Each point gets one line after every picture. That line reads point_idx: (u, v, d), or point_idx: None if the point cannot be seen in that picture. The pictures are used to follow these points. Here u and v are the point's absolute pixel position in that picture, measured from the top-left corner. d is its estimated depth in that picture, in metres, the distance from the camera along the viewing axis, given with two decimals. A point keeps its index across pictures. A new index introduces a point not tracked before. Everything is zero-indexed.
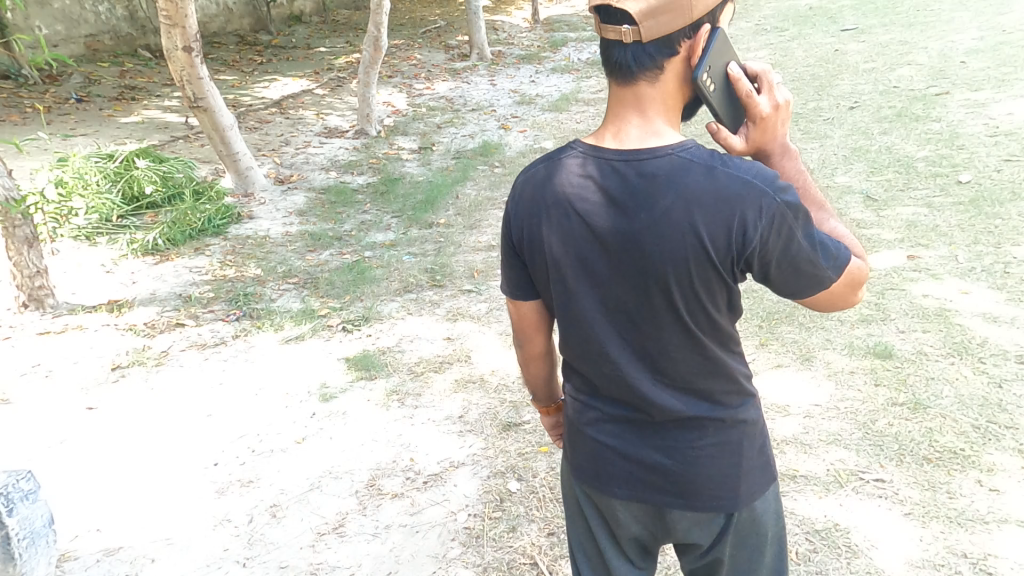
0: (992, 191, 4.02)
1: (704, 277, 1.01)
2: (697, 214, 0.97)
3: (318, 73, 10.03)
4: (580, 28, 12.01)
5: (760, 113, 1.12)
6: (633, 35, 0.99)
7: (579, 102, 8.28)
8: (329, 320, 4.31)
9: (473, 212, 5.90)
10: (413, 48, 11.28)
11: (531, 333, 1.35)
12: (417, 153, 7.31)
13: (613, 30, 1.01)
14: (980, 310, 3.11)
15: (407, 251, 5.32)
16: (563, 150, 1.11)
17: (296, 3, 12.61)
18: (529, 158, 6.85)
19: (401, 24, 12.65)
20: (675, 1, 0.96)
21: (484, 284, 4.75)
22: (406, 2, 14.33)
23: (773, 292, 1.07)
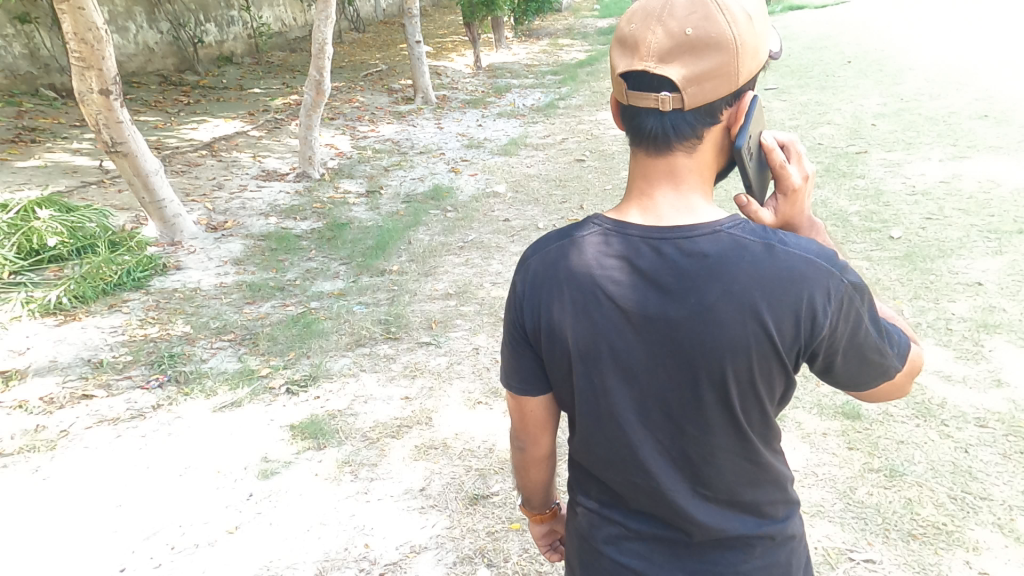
0: (921, 248, 4.34)
1: (755, 356, 1.08)
2: (755, 296, 1.05)
3: (254, 114, 9.64)
4: (522, 75, 12.36)
5: (791, 186, 1.28)
6: (671, 102, 1.09)
7: (527, 146, 8.38)
8: (270, 381, 3.88)
9: (427, 259, 5.68)
10: (355, 90, 11.16)
11: (538, 434, 1.35)
12: (365, 196, 7.05)
13: (647, 96, 1.10)
14: (933, 367, 3.23)
15: (357, 300, 5.01)
16: (587, 229, 1.18)
17: (227, 43, 12.25)
18: (482, 203, 6.76)
19: (341, 68, 12.57)
20: (716, 70, 1.07)
21: (442, 336, 4.52)
22: (346, 46, 14.30)
23: (840, 380, 1.16)
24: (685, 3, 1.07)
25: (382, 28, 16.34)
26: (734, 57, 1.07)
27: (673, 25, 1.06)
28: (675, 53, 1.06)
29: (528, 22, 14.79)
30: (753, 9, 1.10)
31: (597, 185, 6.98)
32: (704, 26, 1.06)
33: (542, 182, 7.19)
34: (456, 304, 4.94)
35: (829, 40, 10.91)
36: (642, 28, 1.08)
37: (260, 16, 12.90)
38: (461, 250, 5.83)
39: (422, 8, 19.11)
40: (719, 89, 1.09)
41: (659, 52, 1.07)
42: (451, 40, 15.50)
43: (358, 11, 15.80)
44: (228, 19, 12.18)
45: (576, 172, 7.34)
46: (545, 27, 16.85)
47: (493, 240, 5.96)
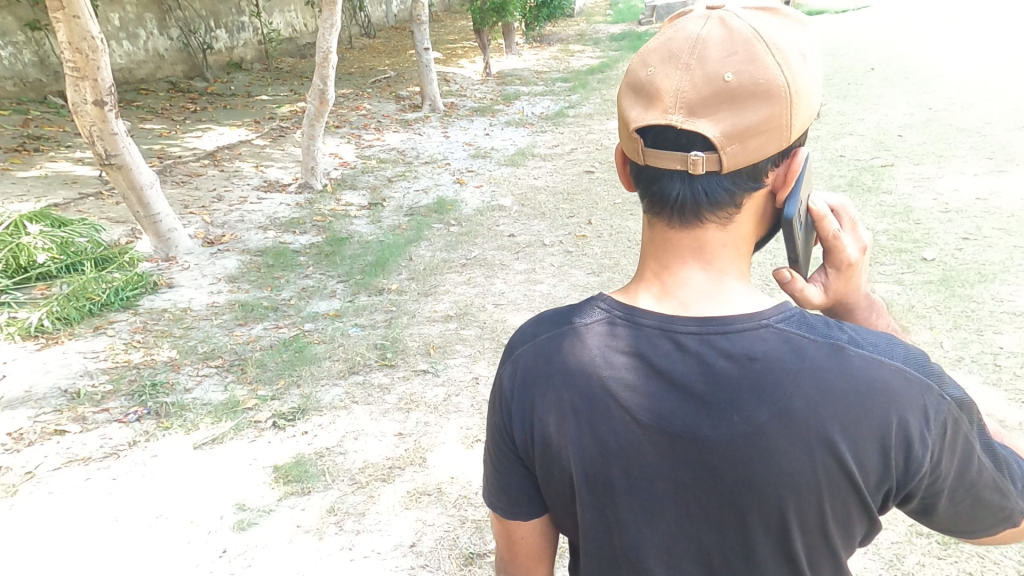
0: (959, 271, 4.01)
1: (827, 499, 0.79)
2: (827, 419, 0.76)
3: (259, 122, 9.48)
4: (532, 81, 12.11)
5: (845, 260, 1.00)
6: (704, 164, 0.85)
7: (535, 157, 8.11)
8: (256, 414, 3.64)
9: (429, 277, 5.45)
10: (362, 98, 10.99)
11: (531, 565, 1.08)
12: (368, 209, 6.83)
13: (672, 156, 0.87)
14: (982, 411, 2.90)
15: (354, 322, 4.79)
16: (587, 313, 0.90)
17: (237, 49, 12.15)
18: (487, 217, 6.52)
19: (349, 74, 12.47)
20: (764, 124, 0.84)
21: (441, 363, 4.27)
22: (356, 52, 14.15)
23: (940, 522, 0.88)
24: (721, 41, 0.84)
25: (393, 34, 16.19)
26: (788, 109, 0.85)
27: (706, 68, 0.84)
28: (709, 105, 0.84)
29: (540, 28, 14.57)
30: (806, 48, 0.89)
31: (606, 198, 6.69)
32: (749, 69, 0.83)
33: (550, 195, 6.92)
34: (457, 327, 4.69)
35: (850, 45, 10.52)
36: (663, 72, 0.86)
37: (271, 22, 12.77)
38: (464, 267, 5.58)
39: (434, 14, 18.97)
40: (767, 147, 0.86)
41: (689, 103, 0.84)
42: (461, 45, 15.30)
43: (369, 17, 15.66)
44: (238, 26, 12.08)
45: (585, 185, 7.07)
46: (556, 33, 16.59)
47: (497, 257, 5.70)
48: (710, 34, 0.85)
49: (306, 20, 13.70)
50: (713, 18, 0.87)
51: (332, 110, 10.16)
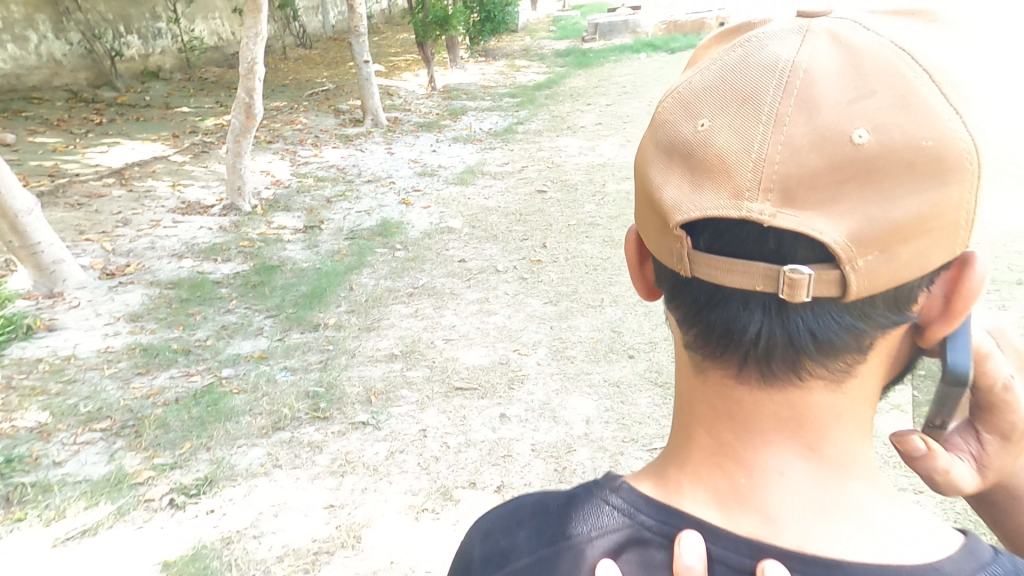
0: None
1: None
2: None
3: (177, 136, 8.61)
4: (479, 96, 11.79)
5: (1010, 432, 1.12)
6: (811, 283, 0.81)
7: (485, 175, 7.75)
8: (149, 489, 3.02)
9: (372, 309, 4.91)
10: (297, 111, 10.29)
11: None
12: (303, 232, 6.19)
13: (758, 268, 0.81)
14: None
15: (282, 366, 4.17)
16: (591, 520, 0.90)
17: (153, 58, 11.18)
18: (436, 240, 6.05)
19: (282, 86, 11.75)
20: (894, 234, 0.80)
21: (383, 413, 3.75)
22: (290, 63, 13.41)
23: None
24: (842, 87, 0.81)
25: (331, 45, 15.47)
26: (940, 192, 0.81)
27: (822, 119, 0.80)
28: (828, 203, 0.80)
29: (484, 43, 14.35)
30: (946, 70, 0.83)
31: (561, 219, 6.38)
32: (882, 127, 0.79)
33: (501, 216, 6.55)
34: (401, 368, 4.18)
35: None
36: (741, 124, 0.83)
37: (192, 29, 11.80)
38: (411, 297, 5.07)
39: (374, 26, 18.42)
40: (908, 272, 0.84)
41: (793, 179, 0.80)
42: (403, 59, 14.85)
43: (305, 26, 14.93)
44: (153, 32, 11.09)
45: (538, 205, 6.75)
46: (501, 49, 16.47)
47: (448, 286, 5.24)
48: (823, 64, 0.82)
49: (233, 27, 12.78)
50: (828, 47, 0.84)
51: (264, 124, 9.42)
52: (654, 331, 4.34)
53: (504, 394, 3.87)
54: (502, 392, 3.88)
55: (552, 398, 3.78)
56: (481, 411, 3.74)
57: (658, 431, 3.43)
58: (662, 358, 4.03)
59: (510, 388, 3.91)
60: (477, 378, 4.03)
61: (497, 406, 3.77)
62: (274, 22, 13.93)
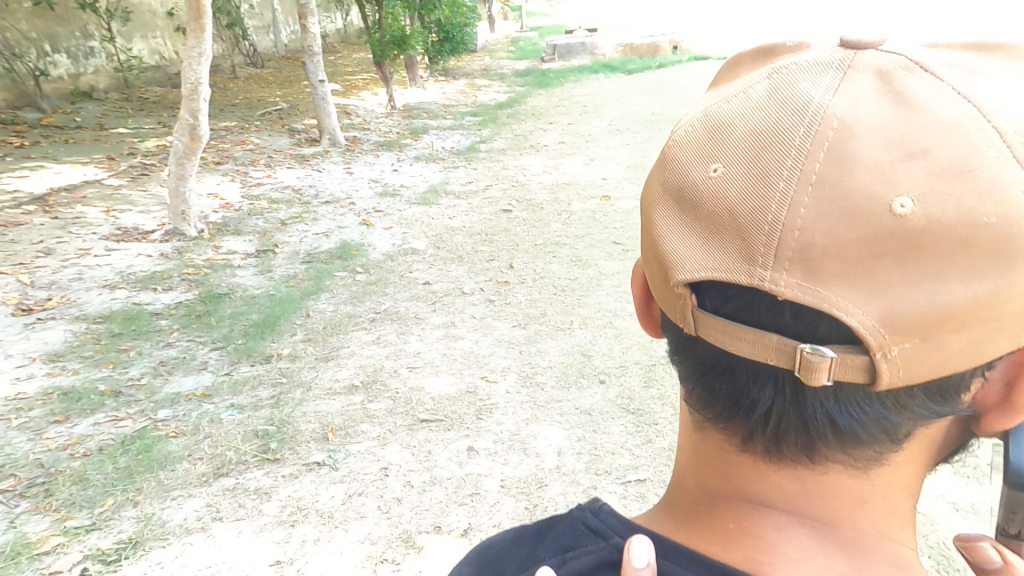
0: None
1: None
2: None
3: (113, 157, 8.14)
4: (439, 115, 11.69)
5: None
6: (832, 366, 0.83)
7: (449, 195, 7.58)
8: (50, 559, 2.77)
9: (330, 337, 4.62)
10: (248, 131, 9.93)
11: None
12: (255, 256, 5.85)
13: (773, 343, 0.85)
14: (940, 489, 2.68)
15: (229, 404, 3.84)
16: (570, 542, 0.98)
17: (86, 77, 10.69)
18: (399, 262, 5.82)
19: (232, 105, 11.38)
20: (935, 327, 0.83)
21: (341, 451, 3.47)
22: (241, 82, 13.04)
23: None
24: (877, 153, 0.84)
25: (284, 64, 15.16)
26: (991, 282, 0.83)
27: (857, 184, 0.83)
28: (871, 288, 0.82)
29: (443, 62, 14.33)
30: (1008, 143, 0.85)
31: (526, 238, 6.26)
32: (925, 203, 0.81)
33: (466, 236, 6.39)
34: (362, 401, 3.90)
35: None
36: (755, 184, 0.88)
37: (130, 48, 11.35)
38: (373, 324, 4.81)
39: (330, 45, 18.22)
40: (956, 361, 0.86)
41: (813, 246, 0.84)
42: (360, 78, 14.67)
43: (256, 46, 14.60)
44: (84, 50, 10.60)
45: (503, 225, 6.62)
46: (460, 68, 16.52)
47: (412, 310, 5.00)
48: (860, 126, 0.85)
49: (176, 46, 12.38)
50: (871, 109, 0.87)
51: (212, 145, 9.04)
52: (625, 353, 4.23)
53: (472, 425, 3.65)
54: (470, 423, 3.66)
55: (523, 428, 3.60)
56: (447, 445, 3.50)
57: (632, 461, 3.29)
58: (634, 382, 3.92)
59: (479, 419, 3.69)
60: (443, 409, 3.80)
61: (464, 438, 3.54)
62: (221, 41, 13.56)
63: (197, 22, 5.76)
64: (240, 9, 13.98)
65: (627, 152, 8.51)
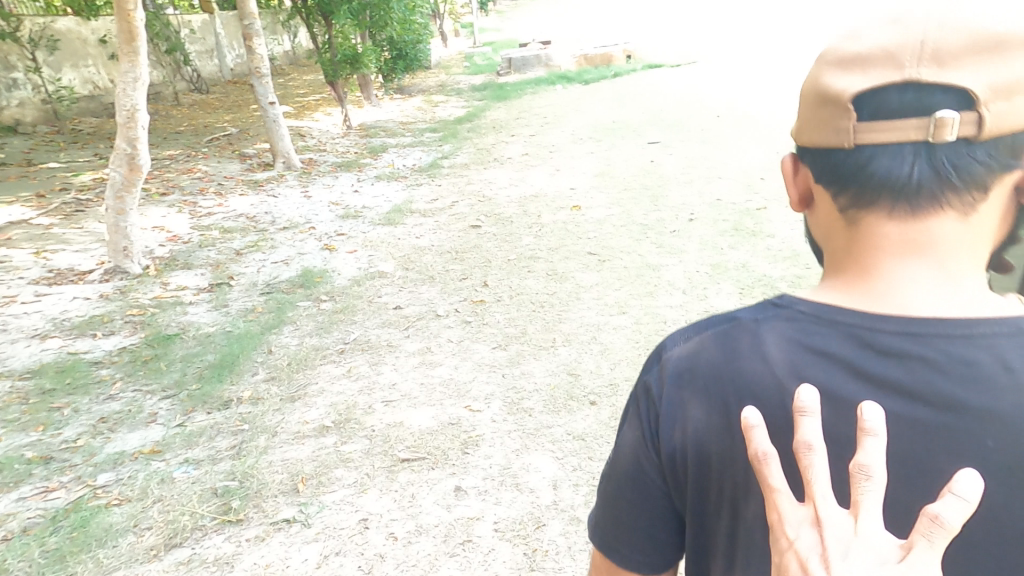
0: None
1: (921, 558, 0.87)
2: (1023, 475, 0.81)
3: (41, 194, 7.52)
4: (398, 133, 11.43)
5: None
6: (956, 124, 0.84)
7: (414, 214, 7.30)
8: None
9: (296, 373, 4.25)
10: (195, 158, 9.42)
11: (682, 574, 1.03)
12: (208, 291, 5.42)
13: (910, 122, 0.85)
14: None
15: (182, 460, 3.43)
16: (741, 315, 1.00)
17: (9, 112, 9.94)
18: (368, 287, 5.49)
19: (175, 132, 10.83)
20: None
21: (313, 504, 3.12)
22: (184, 108, 12.47)
23: None
24: None
25: (230, 89, 14.62)
26: None
27: (953, 10, 0.86)
28: (969, 59, 0.84)
29: (397, 80, 14.14)
30: None
31: (499, 254, 6.04)
32: (1001, 16, 0.86)
33: (436, 256, 6.12)
34: (334, 443, 3.55)
35: (694, 86, 11.42)
36: (894, 27, 0.87)
37: (58, 78, 10.65)
38: (343, 356, 4.46)
39: (277, 67, 17.75)
40: None
41: (937, 47, 0.84)
42: (312, 99, 14.29)
43: (198, 71, 14.05)
44: (8, 83, 9.90)
45: (474, 241, 6.40)
46: (415, 85, 16.37)
47: (384, 338, 4.68)
48: None
49: (111, 74, 11.69)
50: None
51: (154, 175, 8.49)
52: (613, 370, 4.03)
53: (458, 461, 3.36)
54: (456, 459, 3.37)
55: (513, 460, 3.33)
56: (432, 486, 3.20)
57: None
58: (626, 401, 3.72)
59: (465, 455, 3.41)
60: (425, 446, 3.50)
61: (450, 477, 3.25)
62: (161, 67, 12.93)
63: (130, 45, 5.33)
64: (178, 33, 13.41)
65: (592, 160, 8.45)
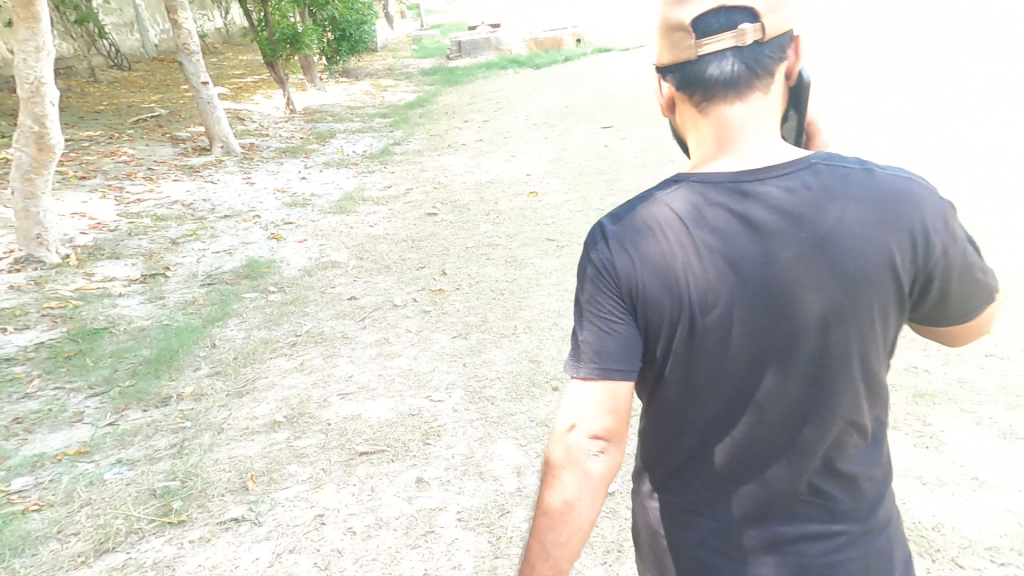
0: None
1: (835, 332, 1.05)
2: (888, 240, 1.03)
3: None
4: (346, 118, 10.98)
5: None
6: (753, 32, 1.07)
7: (367, 201, 7.04)
8: None
9: (242, 367, 4.00)
10: (119, 140, 8.68)
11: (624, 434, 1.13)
12: (141, 282, 5.01)
13: (726, 36, 1.07)
14: (902, 467, 2.66)
15: (113, 460, 3.16)
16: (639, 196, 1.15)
17: None
18: (319, 277, 5.25)
19: (95, 112, 9.95)
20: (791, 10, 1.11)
21: (264, 502, 2.95)
22: (104, 86, 11.46)
23: (949, 312, 1.14)
24: None
25: (157, 67, 13.58)
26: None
27: None
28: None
29: (343, 62, 13.58)
30: None
31: (456, 242, 5.94)
32: None
33: (391, 244, 5.94)
34: (287, 439, 3.37)
35: (646, 75, 11.60)
36: None
37: None
38: (294, 348, 4.25)
39: (210, 45, 16.64)
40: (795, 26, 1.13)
41: None
42: (251, 81, 13.49)
43: (117, 45, 12.98)
44: None
45: (430, 229, 6.25)
46: (362, 69, 15.79)
47: (339, 329, 4.49)
48: None
49: (10, 44, 10.70)
50: None
51: (71, 158, 7.76)
52: None
53: (419, 453, 3.27)
54: (416, 450, 3.29)
55: (476, 449, 3.28)
56: (392, 479, 3.10)
57: None
58: None
59: (426, 445, 3.33)
60: (384, 438, 3.38)
61: (411, 468, 3.16)
62: (71, 40, 11.84)
63: (27, 9, 4.74)
64: (93, 3, 12.30)
65: (546, 147, 8.44)
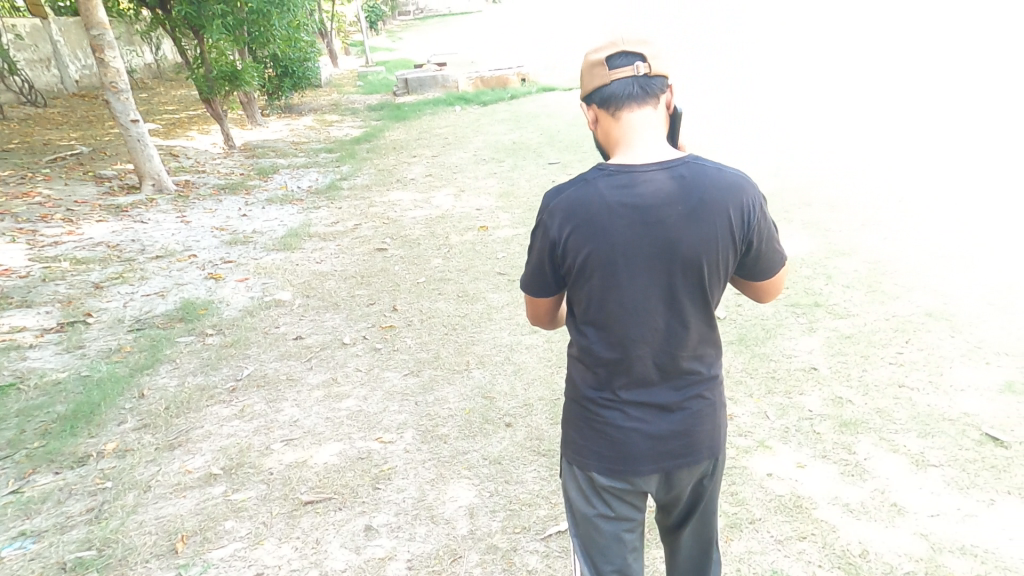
0: (763, 318, 4.29)
1: (702, 272, 1.36)
2: (727, 211, 1.34)
3: None
4: (291, 153, 10.84)
5: None
6: (646, 66, 1.41)
7: (313, 237, 6.90)
8: None
9: (174, 417, 3.75)
10: (32, 181, 8.16)
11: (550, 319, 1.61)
12: (56, 331, 4.66)
13: (626, 68, 1.40)
14: (830, 495, 2.79)
15: (14, 535, 2.86)
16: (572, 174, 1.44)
17: None
18: (262, 317, 5.05)
19: (6, 151, 9.38)
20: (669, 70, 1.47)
21: (195, 564, 2.73)
22: (15, 124, 10.84)
23: (761, 267, 1.48)
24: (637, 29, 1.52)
25: (77, 103, 13.00)
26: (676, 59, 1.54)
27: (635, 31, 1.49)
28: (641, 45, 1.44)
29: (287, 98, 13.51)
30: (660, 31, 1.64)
31: (407, 277, 5.88)
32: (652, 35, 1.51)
33: (338, 280, 5.82)
34: (223, 492, 3.15)
35: None
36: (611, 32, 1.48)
37: None
38: (233, 394, 4.01)
39: (138, 81, 16.10)
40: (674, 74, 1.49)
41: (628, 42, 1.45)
42: (184, 117, 13.12)
43: (29, 82, 12.39)
44: None
45: (379, 264, 6.18)
46: (305, 104, 15.71)
47: (284, 370, 4.31)
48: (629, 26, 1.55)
49: None
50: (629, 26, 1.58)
51: None
52: (527, 391, 4.03)
53: (369, 498, 3.14)
54: (366, 496, 3.15)
55: (428, 491, 3.19)
56: (340, 528, 2.95)
57: (551, 511, 3.02)
58: (540, 420, 3.70)
59: (376, 489, 3.20)
60: (331, 485, 3.23)
61: (360, 515, 3.02)
62: None
63: None
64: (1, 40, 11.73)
65: (495, 181, 8.62)
